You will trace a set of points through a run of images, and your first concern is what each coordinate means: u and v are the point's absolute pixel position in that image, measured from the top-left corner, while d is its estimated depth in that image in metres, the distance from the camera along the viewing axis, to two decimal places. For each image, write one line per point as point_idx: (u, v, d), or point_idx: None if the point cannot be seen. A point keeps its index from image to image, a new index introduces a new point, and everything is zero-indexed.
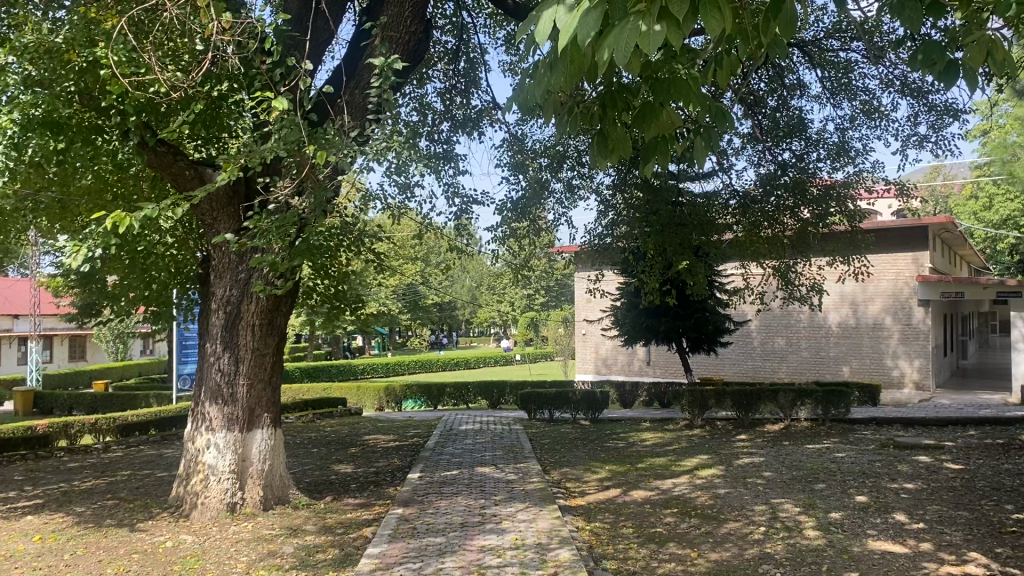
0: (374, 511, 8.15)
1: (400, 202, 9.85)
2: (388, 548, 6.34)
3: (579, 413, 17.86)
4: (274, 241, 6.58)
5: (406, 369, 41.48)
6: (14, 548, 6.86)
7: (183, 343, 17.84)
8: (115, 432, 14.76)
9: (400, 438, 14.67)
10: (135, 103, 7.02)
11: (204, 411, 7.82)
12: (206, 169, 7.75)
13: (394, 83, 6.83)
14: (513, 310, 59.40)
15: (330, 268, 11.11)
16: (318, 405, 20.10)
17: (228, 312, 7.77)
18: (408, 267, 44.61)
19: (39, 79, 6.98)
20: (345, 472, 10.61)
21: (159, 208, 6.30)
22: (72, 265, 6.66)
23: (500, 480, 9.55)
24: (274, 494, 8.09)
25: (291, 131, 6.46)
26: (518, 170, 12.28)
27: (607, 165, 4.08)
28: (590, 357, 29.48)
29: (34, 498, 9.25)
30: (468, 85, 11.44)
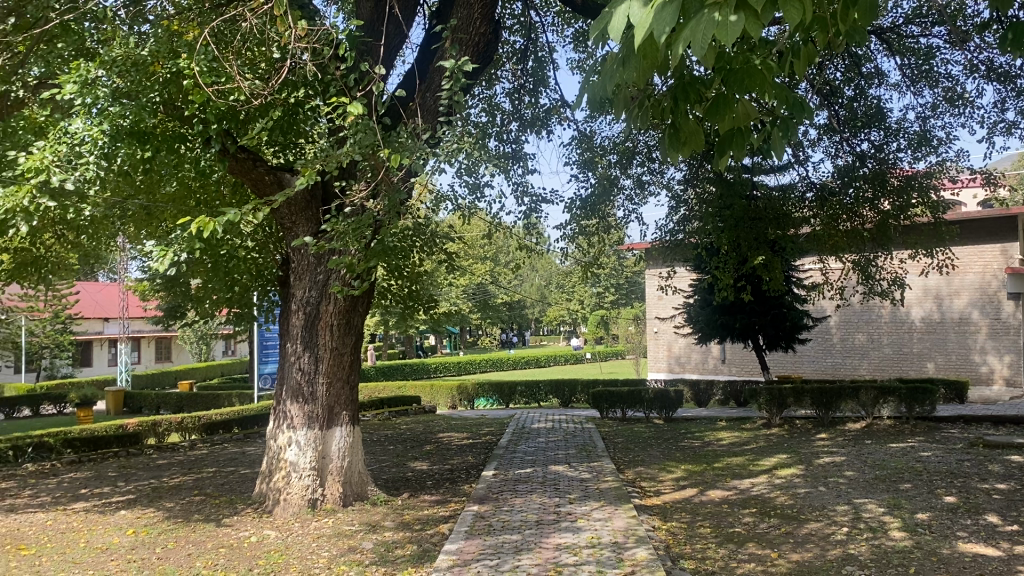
0: (450, 507, 8.24)
1: (470, 203, 9.92)
2: (465, 545, 6.42)
3: (652, 412, 17.71)
4: (351, 243, 6.72)
5: (478, 368, 41.67)
6: (110, 541, 7.17)
7: (263, 343, 18.33)
8: (200, 430, 15.24)
9: (474, 435, 14.78)
10: (217, 111, 7.29)
11: (285, 409, 8.03)
12: (284, 174, 7.99)
13: (464, 85, 6.87)
14: (583, 309, 59.11)
15: (403, 270, 11.25)
16: (392, 404, 20.40)
17: (308, 313, 7.98)
18: (478, 267, 44.83)
19: (127, 91, 7.17)
20: (421, 469, 10.74)
21: (240, 212, 6.49)
22: (159, 269, 6.93)
23: (574, 479, 9.53)
24: (353, 491, 8.24)
25: (366, 135, 6.56)
26: (588, 167, 12.26)
27: (680, 157, 4.03)
28: (663, 355, 29.23)
29: (127, 493, 9.65)
30: (537, 84, 11.42)
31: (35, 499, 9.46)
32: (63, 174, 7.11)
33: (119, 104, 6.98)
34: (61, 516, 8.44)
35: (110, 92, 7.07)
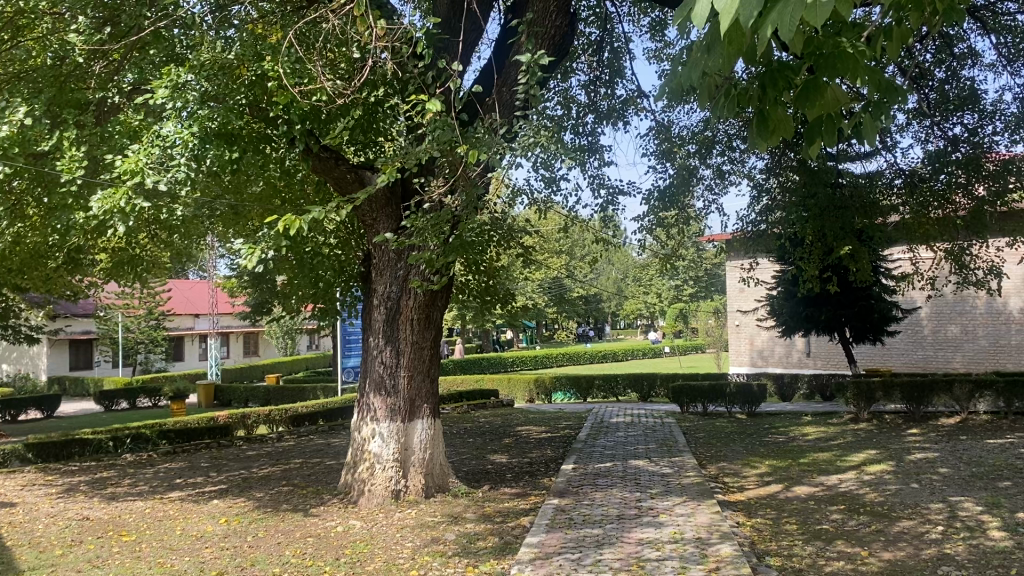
0: (530, 500, 8.27)
1: (546, 198, 9.90)
2: (546, 538, 6.44)
3: (734, 406, 17.40)
4: (430, 239, 6.80)
5: (554, 362, 41.70)
6: (203, 529, 7.45)
7: (346, 338, 18.72)
8: (287, 422, 15.68)
9: (552, 429, 14.80)
10: (300, 112, 7.53)
11: (369, 402, 8.20)
12: (365, 172, 8.14)
13: (541, 77, 6.84)
14: (661, 302, 58.34)
15: (481, 264, 11.33)
16: (471, 397, 20.59)
17: (389, 308, 8.11)
18: (554, 260, 44.74)
19: (214, 94, 7.47)
20: (501, 462, 10.81)
21: (324, 210, 6.65)
22: (248, 266, 7.16)
23: (655, 473, 9.44)
24: (435, 482, 8.34)
25: (444, 132, 6.62)
26: (666, 158, 12.09)
27: (768, 146, 3.97)
28: (744, 348, 28.72)
29: (219, 483, 10.00)
30: (614, 75, 11.33)
31: (134, 488, 9.90)
32: (157, 176, 7.36)
33: (208, 107, 7.29)
34: (158, 504, 8.81)
35: (199, 95, 7.33)
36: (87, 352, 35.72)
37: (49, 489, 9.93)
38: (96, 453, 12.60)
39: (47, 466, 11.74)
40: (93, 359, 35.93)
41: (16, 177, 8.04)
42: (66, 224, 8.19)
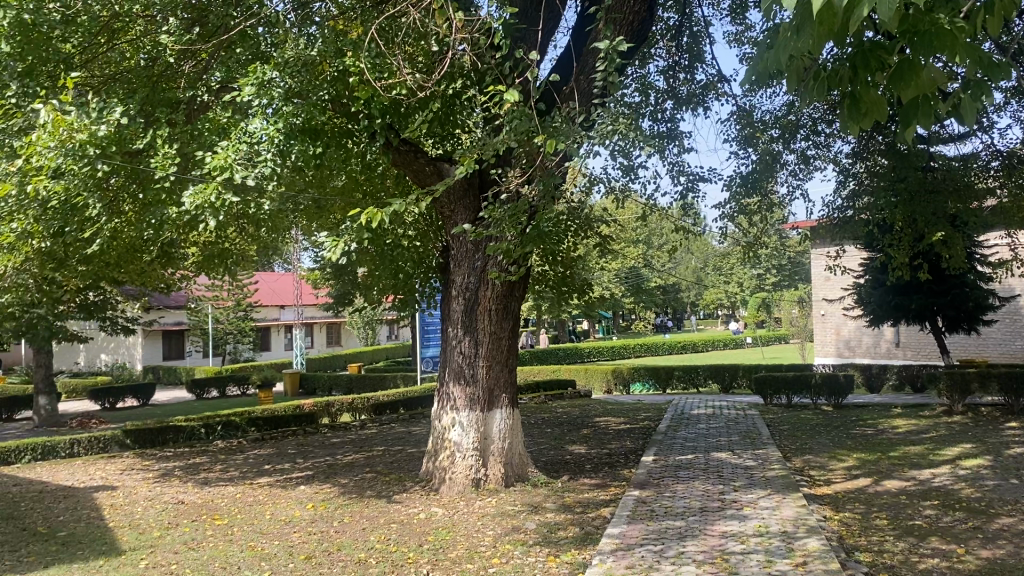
0: (610, 491, 8.23)
1: (624, 186, 9.80)
2: (628, 530, 6.41)
3: (820, 397, 16.98)
4: (507, 229, 6.82)
5: (633, 352, 41.35)
6: (292, 514, 7.67)
7: (426, 328, 18.95)
8: (369, 410, 16.00)
9: (631, 420, 14.70)
10: (381, 106, 7.64)
11: (448, 391, 8.29)
12: (443, 164, 8.27)
13: (620, 64, 6.74)
14: (742, 292, 57.02)
15: (558, 253, 11.30)
16: (549, 387, 20.62)
17: (467, 299, 8.19)
18: (631, 250, 44.31)
19: (298, 90, 7.64)
20: (580, 452, 10.80)
21: (405, 202, 6.74)
22: (331, 258, 7.33)
23: (738, 466, 9.28)
24: (514, 472, 8.38)
25: (522, 122, 6.57)
26: (748, 143, 11.81)
27: (858, 130, 3.81)
28: (830, 339, 27.94)
29: (305, 470, 10.28)
30: (693, 60, 11.14)
31: (226, 473, 10.26)
32: (245, 171, 7.57)
33: (292, 104, 7.48)
34: (248, 489, 9.11)
35: (284, 91, 7.52)
36: (179, 343, 37.10)
37: (146, 474, 10.38)
38: (189, 439, 13.11)
39: (144, 452, 12.27)
40: (184, 349, 37.30)
41: (113, 175, 8.36)
42: (160, 219, 8.47)
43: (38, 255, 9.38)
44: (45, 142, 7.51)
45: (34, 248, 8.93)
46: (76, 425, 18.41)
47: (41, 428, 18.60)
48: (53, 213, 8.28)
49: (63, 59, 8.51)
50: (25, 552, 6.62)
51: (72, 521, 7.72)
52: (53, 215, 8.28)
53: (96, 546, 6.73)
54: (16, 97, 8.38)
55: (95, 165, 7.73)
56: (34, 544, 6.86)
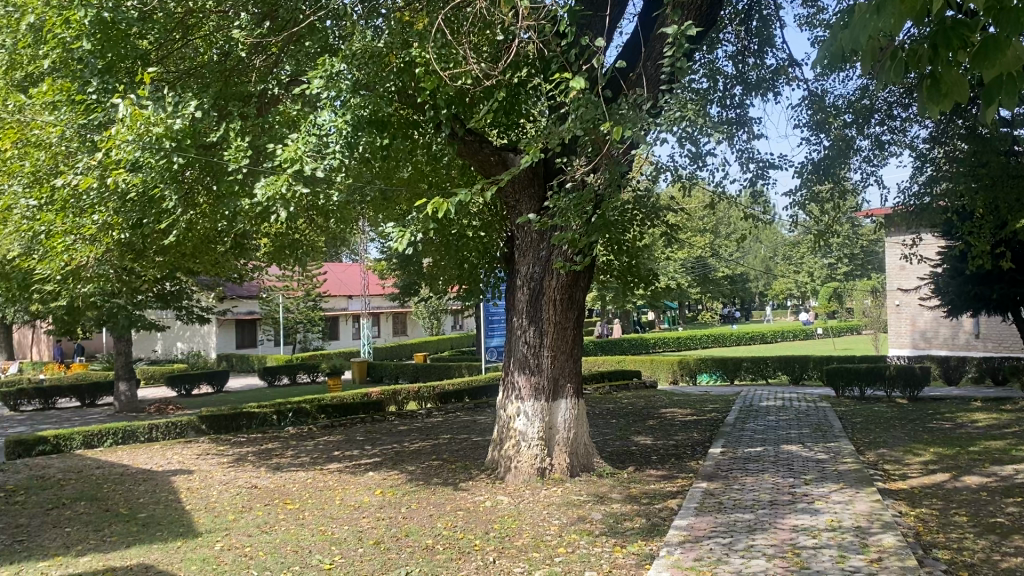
0: (677, 483, 8.15)
1: (692, 174, 9.65)
2: (696, 522, 6.33)
3: (896, 390, 16.52)
4: (572, 218, 6.79)
5: (699, 343, 40.76)
6: (361, 500, 7.80)
7: (490, 318, 19.03)
8: (435, 399, 16.17)
9: (698, 412, 14.53)
10: (446, 96, 7.68)
11: (513, 380, 8.31)
12: (509, 154, 8.29)
13: (688, 49, 6.64)
14: (813, 281, 55.44)
15: (624, 242, 11.19)
16: (614, 377, 20.51)
17: (532, 289, 8.19)
18: (698, 240, 43.66)
19: (365, 82, 7.76)
20: (646, 443, 10.73)
21: (470, 192, 6.75)
22: (397, 248, 7.40)
23: (809, 459, 9.09)
24: (580, 462, 8.36)
25: (587, 110, 6.51)
26: (821, 129, 11.51)
27: (939, 113, 3.65)
28: (906, 330, 27.13)
29: (374, 456, 10.45)
30: (762, 44, 10.90)
31: (297, 459, 10.50)
32: (314, 163, 7.71)
33: (360, 95, 7.59)
34: (319, 475, 9.30)
35: (352, 83, 7.60)
36: (252, 331, 38.04)
37: (221, 458, 10.68)
38: (262, 426, 13.46)
39: (219, 437, 12.63)
40: (256, 338, 38.22)
41: (188, 167, 8.58)
42: (233, 210, 8.67)
43: (118, 246, 9.69)
44: (123, 136, 7.77)
45: (114, 239, 9.20)
46: (155, 411, 19.04)
47: (121, 414, 19.28)
48: (132, 204, 8.56)
49: (140, 55, 8.77)
50: (108, 532, 6.89)
51: (151, 503, 7.99)
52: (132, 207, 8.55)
53: (175, 528, 6.96)
54: (97, 92, 8.67)
55: (171, 157, 7.95)
56: (116, 525, 7.13)
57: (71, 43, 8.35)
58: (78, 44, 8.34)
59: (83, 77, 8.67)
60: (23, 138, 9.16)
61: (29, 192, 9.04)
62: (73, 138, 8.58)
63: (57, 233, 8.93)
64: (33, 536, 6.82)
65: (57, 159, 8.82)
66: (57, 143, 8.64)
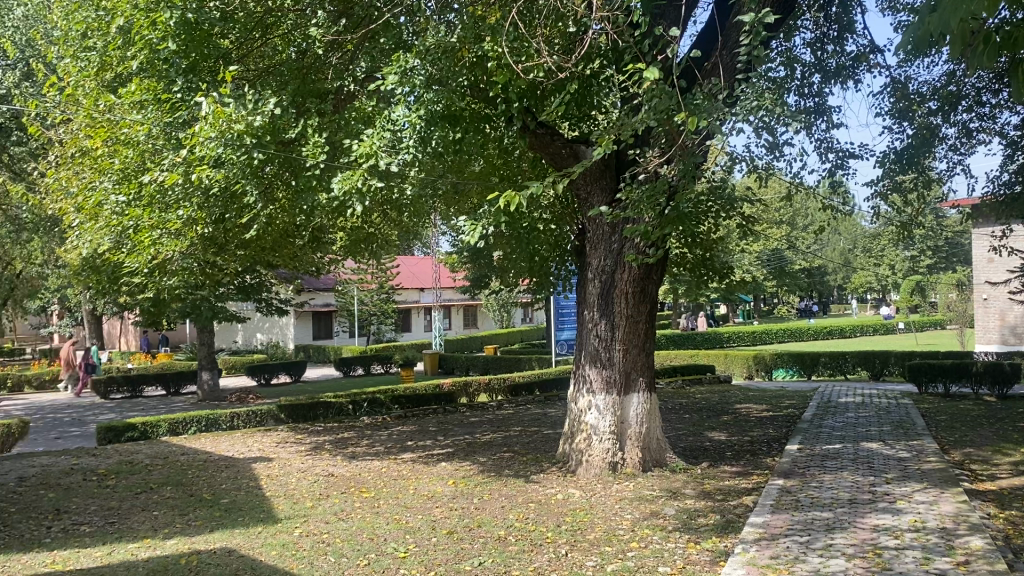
0: (753, 479, 8.02)
1: (769, 164, 9.45)
2: (772, 519, 6.22)
3: (982, 387, 15.91)
4: (646, 210, 6.70)
5: (775, 338, 39.94)
6: (434, 490, 7.91)
7: (561, 310, 19.02)
8: (506, 391, 16.26)
9: (774, 407, 14.26)
10: (519, 90, 7.70)
11: (585, 373, 8.28)
12: (580, 147, 8.28)
13: (765, 37, 6.49)
14: (894, 274, 53.70)
15: (697, 234, 11.01)
16: (686, 372, 20.27)
17: (604, 281, 8.14)
18: (775, 232, 42.64)
19: (438, 77, 7.87)
20: (720, 439, 10.57)
21: (543, 185, 6.75)
22: (470, 241, 7.50)
23: (890, 457, 8.82)
24: (652, 457, 8.30)
25: (661, 100, 6.38)
26: (903, 117, 11.14)
27: None
28: (993, 325, 26.17)
29: (446, 447, 10.56)
30: (842, 31, 10.63)
31: (372, 448, 10.69)
32: (389, 158, 8.02)
33: (433, 91, 7.75)
34: (393, 464, 9.47)
35: (425, 79, 7.78)
36: (327, 323, 38.87)
37: (299, 447, 10.95)
38: (338, 415, 13.76)
39: (297, 425, 12.95)
40: (331, 330, 39.04)
41: (268, 164, 8.82)
42: (311, 204, 8.89)
43: (201, 241, 9.99)
44: (207, 133, 8.04)
45: (198, 234, 9.52)
46: (235, 400, 19.64)
47: (204, 402, 19.94)
48: (214, 200, 8.90)
49: (221, 54, 9.05)
50: (193, 516, 7.14)
51: (233, 490, 8.25)
52: (214, 203, 8.88)
53: (256, 514, 7.17)
54: (181, 91, 9.02)
55: (252, 154, 8.19)
56: (200, 509, 7.39)
57: (158, 43, 8.65)
58: (164, 45, 8.64)
59: (168, 77, 9.02)
60: (113, 137, 9.56)
61: (119, 189, 9.43)
62: (159, 136, 8.89)
63: (144, 228, 9.29)
64: (123, 519, 7.12)
65: (144, 156, 9.16)
66: (145, 141, 8.98)
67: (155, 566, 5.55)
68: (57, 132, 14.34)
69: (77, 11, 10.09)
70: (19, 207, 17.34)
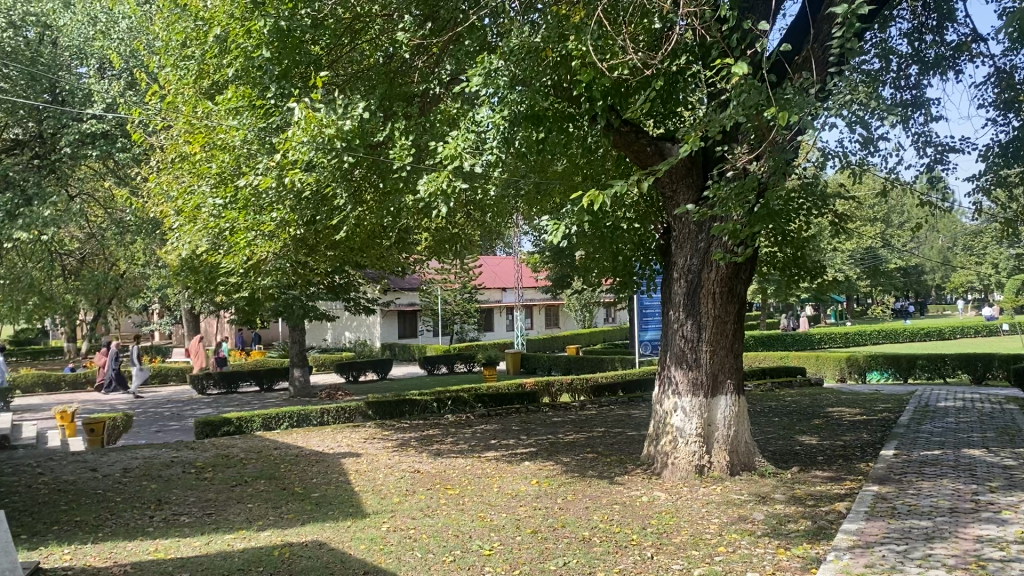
0: (846, 485, 7.77)
1: (863, 159, 9.15)
2: (866, 527, 6.02)
3: None
4: (734, 207, 6.56)
5: (868, 339, 38.62)
6: (518, 489, 7.94)
7: (644, 310, 18.84)
8: (589, 391, 16.20)
9: (867, 411, 13.79)
10: (603, 88, 7.67)
11: (670, 375, 8.19)
12: (665, 144, 8.21)
13: (859, 28, 6.26)
14: (998, 273, 51.21)
15: (787, 233, 10.75)
16: (775, 374, 19.79)
17: (690, 281, 8.03)
18: (868, 229, 41.23)
19: (522, 77, 7.87)
20: (810, 443, 10.29)
21: (627, 183, 6.67)
22: (554, 240, 7.49)
23: (994, 465, 8.41)
24: (740, 460, 8.13)
25: (750, 95, 6.21)
26: (1009, 107, 10.61)
27: None
28: None
29: (529, 446, 10.61)
30: (941, 20, 10.20)
31: (456, 446, 10.81)
32: (473, 160, 8.07)
33: (516, 92, 7.78)
34: (477, 462, 9.56)
35: (509, 80, 7.81)
36: (412, 322, 39.50)
37: (386, 443, 11.17)
38: (423, 412, 13.97)
39: (384, 422, 13.21)
40: (416, 328, 39.63)
41: (356, 167, 9.02)
42: (398, 206, 9.08)
43: (293, 242, 10.30)
44: (299, 137, 8.24)
45: (290, 235, 9.80)
46: (325, 396, 20.15)
47: (295, 398, 20.53)
48: (306, 203, 9.18)
49: (312, 60, 9.28)
50: (287, 509, 7.36)
51: (324, 484, 8.47)
52: (306, 205, 9.16)
53: (345, 508, 7.33)
54: (274, 97, 9.29)
55: (342, 157, 8.44)
56: (292, 503, 7.61)
57: (253, 52, 8.95)
58: (259, 53, 8.90)
59: (262, 83, 9.28)
60: (211, 142, 9.96)
61: (216, 192, 9.84)
62: (254, 141, 9.21)
63: (240, 230, 9.62)
64: (221, 511, 7.40)
65: (240, 161, 9.52)
66: (241, 146, 9.33)
67: (251, 557, 5.74)
68: (160, 138, 14.99)
69: (178, 22, 10.52)
70: (124, 210, 18.17)
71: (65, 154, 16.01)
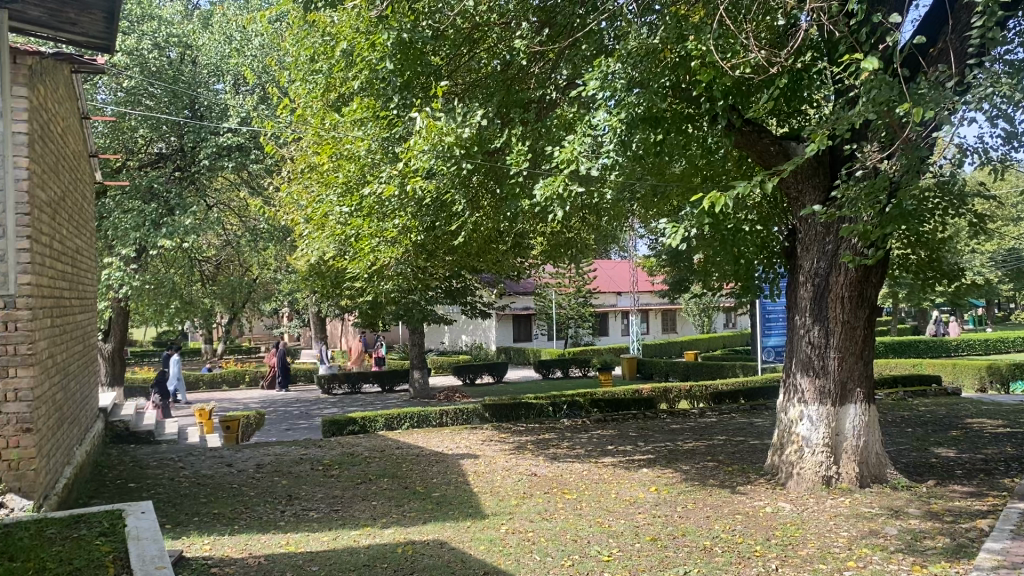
0: (988, 501, 7.32)
1: (1006, 156, 8.57)
2: (1013, 546, 5.65)
3: None
4: (864, 207, 6.29)
5: (1011, 345, 36.23)
6: (637, 496, 7.87)
7: (766, 314, 18.29)
8: (708, 398, 15.86)
9: (1011, 423, 12.92)
10: (723, 88, 7.53)
11: (796, 382, 7.96)
12: (790, 143, 7.98)
13: (1000, 16, 5.90)
14: None
15: (922, 233, 10.21)
16: (908, 382, 18.82)
17: (817, 285, 7.76)
18: (1010, 229, 38.79)
19: (640, 79, 7.80)
20: (948, 456, 9.74)
21: (750, 184, 6.50)
22: (673, 243, 7.41)
23: None
24: (871, 472, 7.78)
25: (881, 90, 5.94)
26: None
27: None
28: None
29: (647, 453, 10.49)
30: None
31: (573, 451, 10.82)
32: (589, 163, 8.15)
33: (633, 94, 7.72)
34: (594, 467, 9.53)
35: (626, 82, 7.77)
36: (528, 326, 39.74)
37: (503, 446, 11.29)
38: (540, 416, 14.05)
39: (500, 425, 13.34)
40: (531, 332, 39.83)
41: (475, 174, 9.23)
42: (515, 212, 9.19)
43: (414, 248, 10.59)
44: (420, 146, 8.52)
45: (411, 241, 10.07)
46: (443, 398, 20.52)
47: (415, 400, 21.01)
48: (427, 209, 9.43)
49: (434, 70, 9.50)
50: (409, 508, 7.56)
51: (444, 484, 8.65)
52: (427, 212, 9.41)
53: (465, 508, 7.46)
54: (397, 108, 9.75)
55: (460, 164, 8.64)
56: (414, 502, 7.81)
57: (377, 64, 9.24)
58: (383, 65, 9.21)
59: (385, 95, 9.67)
60: (337, 152, 10.34)
61: (342, 201, 10.20)
62: (377, 150, 9.69)
63: (364, 237, 9.93)
64: (347, 507, 7.67)
65: (364, 170, 9.87)
66: (365, 156, 9.72)
67: (377, 554, 5.91)
68: (290, 150, 15.67)
69: (306, 38, 10.95)
70: (256, 218, 19.07)
71: (204, 166, 16.95)
